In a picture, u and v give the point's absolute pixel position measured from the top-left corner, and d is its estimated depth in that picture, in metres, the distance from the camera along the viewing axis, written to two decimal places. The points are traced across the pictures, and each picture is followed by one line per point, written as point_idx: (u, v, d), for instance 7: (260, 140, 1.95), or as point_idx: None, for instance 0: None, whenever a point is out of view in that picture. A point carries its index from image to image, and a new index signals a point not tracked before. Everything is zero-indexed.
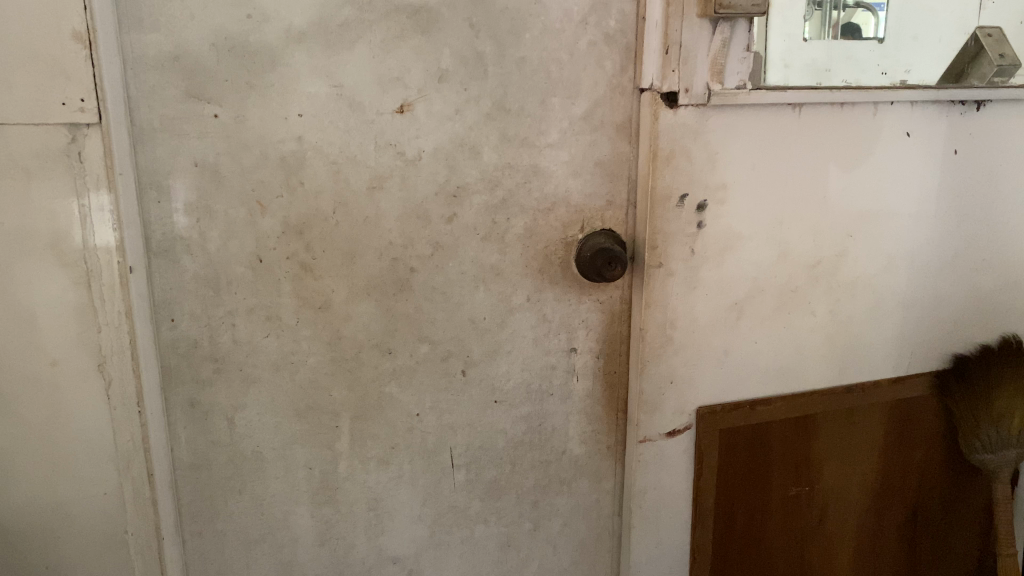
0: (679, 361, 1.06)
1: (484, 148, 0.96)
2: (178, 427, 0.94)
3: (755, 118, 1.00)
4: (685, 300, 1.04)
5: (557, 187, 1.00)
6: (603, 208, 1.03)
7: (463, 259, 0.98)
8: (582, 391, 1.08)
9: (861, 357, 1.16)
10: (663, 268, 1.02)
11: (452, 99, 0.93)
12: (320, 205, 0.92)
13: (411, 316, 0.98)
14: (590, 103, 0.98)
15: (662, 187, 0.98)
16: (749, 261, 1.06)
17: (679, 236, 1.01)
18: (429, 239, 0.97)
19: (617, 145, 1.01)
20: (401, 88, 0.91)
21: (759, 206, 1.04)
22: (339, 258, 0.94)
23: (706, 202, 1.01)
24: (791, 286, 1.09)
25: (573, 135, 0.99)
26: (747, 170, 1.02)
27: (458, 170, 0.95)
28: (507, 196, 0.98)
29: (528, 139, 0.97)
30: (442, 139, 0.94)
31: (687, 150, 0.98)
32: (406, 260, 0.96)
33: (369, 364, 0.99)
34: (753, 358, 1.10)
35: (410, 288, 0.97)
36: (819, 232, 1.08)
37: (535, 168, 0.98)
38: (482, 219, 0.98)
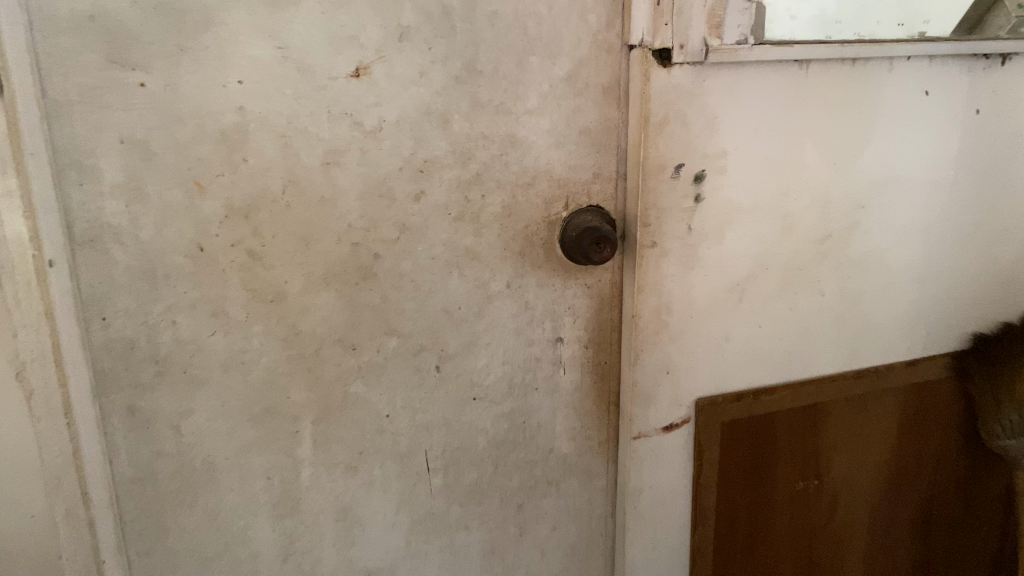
0: (676, 348, 0.96)
1: (455, 116, 0.85)
2: (117, 437, 0.84)
3: (758, 77, 0.89)
4: (681, 282, 0.94)
5: (537, 159, 0.89)
6: (590, 181, 0.92)
7: (433, 242, 0.88)
8: (570, 384, 0.98)
9: (874, 340, 1.05)
10: (658, 247, 0.91)
11: (416, 61, 0.82)
12: (268, 184, 0.81)
13: (376, 307, 0.88)
14: (574, 63, 0.87)
15: (655, 157, 0.88)
16: (752, 237, 0.95)
17: (675, 210, 0.91)
18: (395, 221, 0.86)
19: (604, 110, 0.90)
20: (357, 48, 0.80)
21: (763, 175, 0.93)
22: (293, 245, 0.83)
23: (705, 172, 0.90)
24: (798, 264, 0.98)
25: (554, 100, 0.87)
26: (750, 135, 0.91)
27: (425, 142, 0.84)
28: (482, 170, 0.87)
29: (504, 105, 0.86)
30: (406, 106, 0.83)
31: (682, 115, 0.87)
32: (370, 245, 0.86)
33: (330, 362, 0.88)
34: (756, 344, 1.00)
35: (376, 276, 0.87)
36: (829, 204, 0.97)
37: (512, 138, 0.87)
38: (455, 197, 0.87)
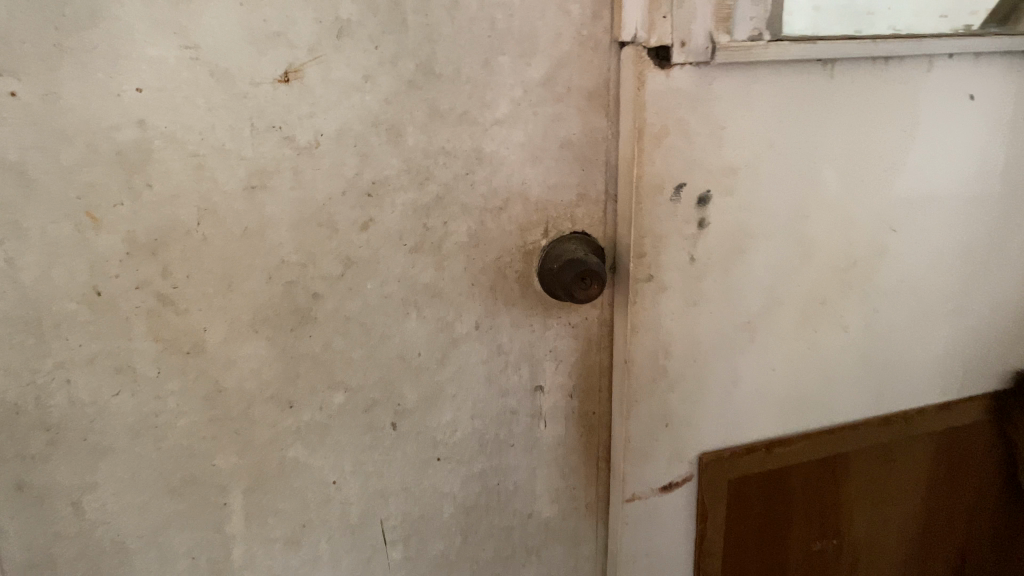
0: (676, 397, 0.82)
1: (408, 128, 0.70)
2: (4, 518, 0.69)
3: (773, 80, 0.74)
4: (683, 320, 0.79)
5: (510, 178, 0.74)
6: (574, 203, 0.77)
7: (385, 279, 0.73)
8: (552, 438, 0.84)
9: (904, 381, 0.91)
10: (654, 280, 0.77)
11: (359, 62, 0.67)
12: (179, 213, 0.67)
13: (317, 357, 0.73)
14: (554, 62, 0.72)
15: (651, 175, 0.74)
16: (766, 267, 0.81)
17: (674, 237, 0.76)
18: (338, 255, 0.71)
19: (591, 119, 0.74)
20: (285, 47, 0.65)
21: (779, 195, 0.78)
22: (213, 286, 0.69)
23: (710, 193, 0.76)
24: (818, 296, 0.84)
25: (529, 107, 0.72)
26: (764, 149, 0.76)
27: (372, 160, 0.70)
28: (443, 192, 0.72)
29: (468, 114, 0.71)
30: (348, 117, 0.68)
31: (684, 125, 0.73)
32: (309, 283, 0.71)
33: (263, 422, 0.74)
34: (769, 389, 0.86)
35: (316, 321, 0.72)
36: (855, 227, 0.83)
37: (480, 154, 0.72)
38: (411, 225, 0.72)
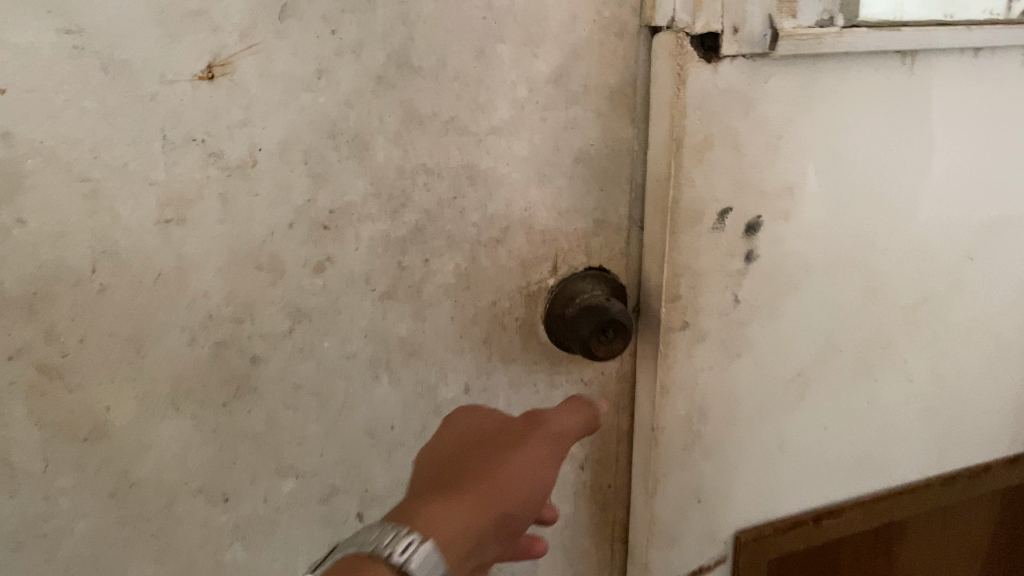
0: (711, 468, 0.66)
1: (376, 140, 0.53)
2: None
3: (844, 76, 0.58)
4: (722, 375, 0.64)
5: (509, 202, 0.57)
6: (590, 232, 0.60)
7: (348, 334, 0.56)
8: (558, 518, 0.68)
9: (972, 433, 0.77)
10: (690, 328, 0.61)
11: (311, 53, 0.50)
12: (66, 257, 0.49)
13: (259, 436, 0.57)
14: (567, 52, 0.54)
15: (690, 199, 0.57)
16: (822, 307, 0.65)
17: (716, 275, 0.60)
18: (285, 307, 0.54)
19: (614, 126, 0.57)
20: (207, 32, 0.48)
21: (840, 219, 0.63)
22: (115, 352, 0.52)
23: (761, 219, 0.60)
24: (881, 340, 0.69)
25: (537, 110, 0.55)
26: (826, 163, 0.60)
27: (330, 182, 0.53)
28: (422, 222, 0.55)
29: (457, 121, 0.54)
30: (295, 126, 0.51)
31: (732, 134, 0.57)
32: (245, 344, 0.54)
33: (190, 521, 0.57)
34: (821, 451, 0.70)
35: (256, 392, 0.56)
36: (928, 256, 0.67)
37: (471, 173, 0.55)
38: (381, 266, 0.55)
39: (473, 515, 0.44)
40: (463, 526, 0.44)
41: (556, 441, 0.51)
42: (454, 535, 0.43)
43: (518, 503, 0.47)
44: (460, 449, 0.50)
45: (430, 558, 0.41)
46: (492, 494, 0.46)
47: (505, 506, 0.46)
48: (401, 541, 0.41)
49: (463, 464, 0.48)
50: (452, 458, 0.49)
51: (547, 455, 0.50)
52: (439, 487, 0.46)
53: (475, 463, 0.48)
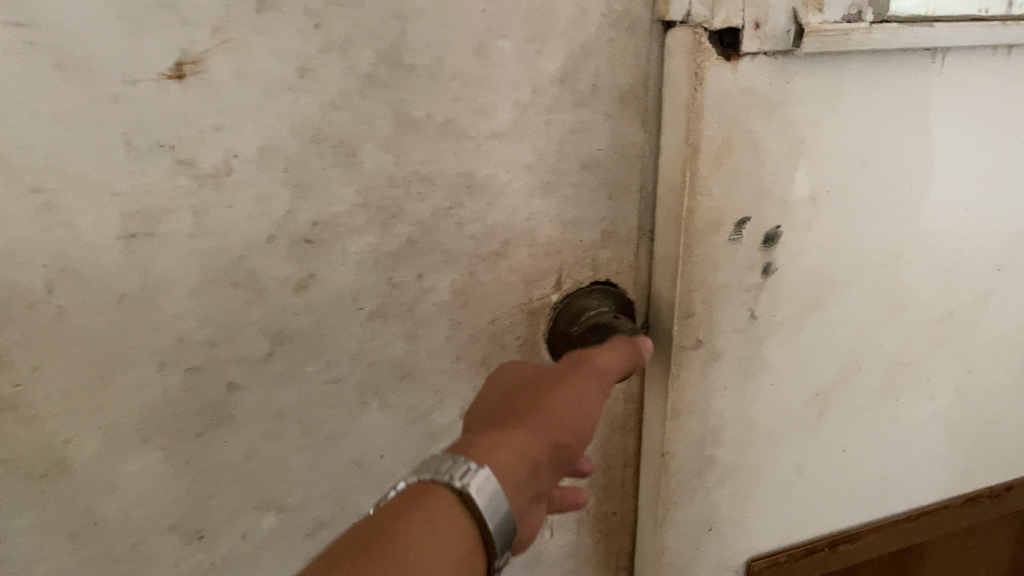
0: (724, 494, 0.62)
1: (365, 146, 0.48)
2: None
3: (873, 77, 0.54)
4: (737, 396, 0.60)
5: (510, 213, 0.52)
6: (596, 244, 0.56)
7: (335, 357, 0.51)
8: (561, 547, 0.64)
9: (994, 452, 0.73)
10: (704, 348, 0.57)
11: (292, 49, 0.45)
12: (18, 277, 0.44)
13: (238, 469, 0.52)
14: (574, 50, 0.50)
15: (707, 209, 0.53)
16: (843, 324, 0.61)
17: (733, 290, 0.56)
18: (264, 329, 0.49)
19: (623, 130, 0.53)
20: (176, 26, 0.42)
21: (865, 229, 0.59)
22: (76, 382, 0.47)
23: (781, 229, 0.56)
24: (904, 357, 0.65)
25: (540, 113, 0.51)
26: (852, 169, 0.56)
27: (314, 192, 0.48)
28: (415, 234, 0.51)
29: (454, 125, 0.49)
30: (275, 131, 0.46)
31: (753, 139, 0.52)
32: (221, 370, 0.49)
33: (162, 561, 0.53)
34: (839, 475, 0.67)
35: (233, 421, 0.51)
36: (954, 267, 0.63)
37: (470, 181, 0.51)
38: (371, 283, 0.51)
39: (530, 446, 0.39)
40: (523, 456, 0.39)
41: (606, 371, 0.45)
42: (515, 465, 0.38)
43: (577, 433, 0.42)
44: (513, 386, 0.45)
45: (492, 485, 0.36)
46: (550, 421, 0.41)
47: (565, 436, 0.41)
48: (462, 467, 0.36)
49: (516, 398, 0.43)
50: (504, 395, 0.44)
51: (599, 387, 0.44)
52: (492, 422, 0.41)
53: (527, 397, 0.43)
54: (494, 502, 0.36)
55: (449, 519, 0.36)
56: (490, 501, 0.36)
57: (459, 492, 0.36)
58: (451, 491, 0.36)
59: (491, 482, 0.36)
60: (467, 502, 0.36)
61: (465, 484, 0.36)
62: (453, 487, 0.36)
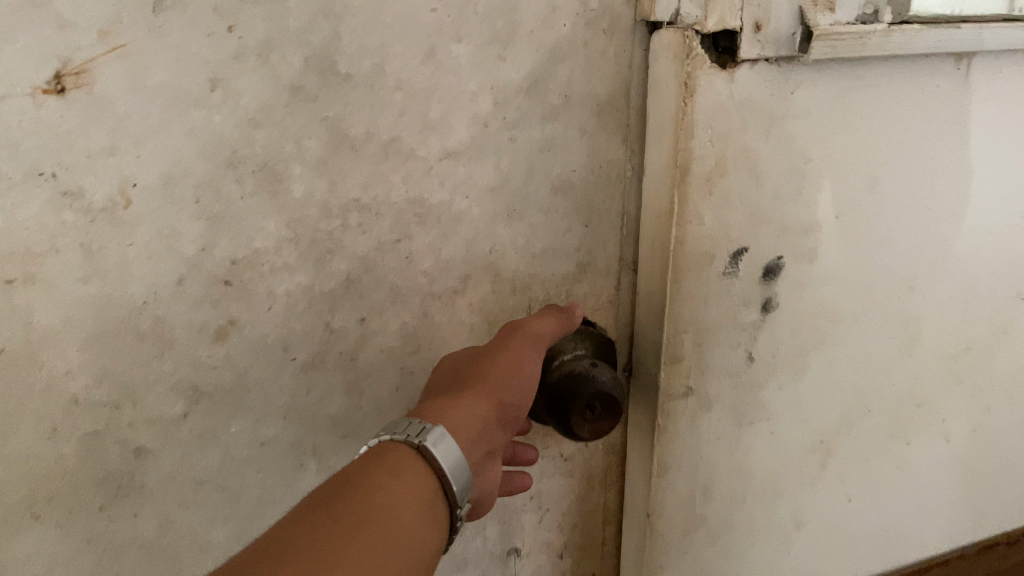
0: (715, 553, 0.55)
1: (293, 170, 0.40)
2: None
3: (890, 85, 0.46)
4: (731, 446, 0.52)
5: (469, 244, 0.45)
6: (572, 277, 0.48)
7: (262, 415, 0.44)
8: None
9: (1010, 494, 0.66)
10: (694, 394, 0.50)
11: (199, 56, 0.37)
12: None
13: (150, 545, 0.45)
14: (544, 54, 0.42)
15: (698, 240, 0.45)
16: (850, 363, 0.54)
17: (728, 330, 0.49)
18: (176, 385, 0.42)
19: (602, 146, 0.45)
20: (51, 28, 0.35)
21: (876, 258, 0.51)
22: None
23: (782, 260, 0.48)
24: (917, 397, 0.58)
25: (504, 128, 0.43)
26: (862, 192, 0.49)
27: (233, 224, 0.40)
28: (355, 272, 0.43)
29: (400, 142, 0.41)
30: (182, 153, 0.38)
31: (750, 157, 0.44)
32: (125, 434, 0.42)
33: None
34: (843, 526, 0.60)
35: (143, 492, 0.43)
36: (974, 295, 0.56)
37: (420, 209, 0.43)
38: (304, 329, 0.43)
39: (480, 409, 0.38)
40: (474, 419, 0.38)
41: (544, 339, 0.43)
42: (467, 426, 0.37)
43: (523, 396, 0.40)
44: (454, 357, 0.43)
45: (451, 440, 0.35)
46: (496, 384, 0.39)
47: (512, 397, 0.40)
48: (418, 425, 0.35)
49: (459, 367, 0.41)
50: (445, 368, 0.43)
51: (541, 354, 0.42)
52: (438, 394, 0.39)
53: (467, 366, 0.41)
54: (455, 458, 0.35)
55: (415, 473, 0.34)
56: (452, 455, 0.35)
57: (419, 449, 0.35)
58: (411, 450, 0.35)
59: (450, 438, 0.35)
60: (428, 458, 0.35)
61: (426, 441, 0.35)
62: (412, 445, 0.35)
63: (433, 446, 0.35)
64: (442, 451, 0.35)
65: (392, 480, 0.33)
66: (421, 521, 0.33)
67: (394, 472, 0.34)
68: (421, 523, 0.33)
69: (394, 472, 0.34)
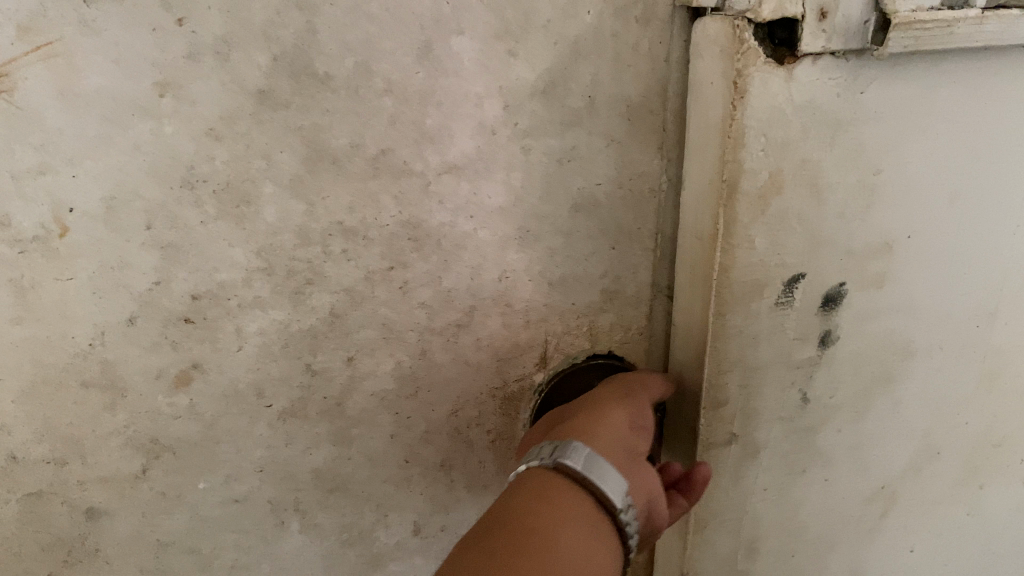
0: None
1: (263, 190, 0.34)
2: None
3: (982, 82, 0.37)
4: (781, 500, 0.45)
5: (476, 272, 0.38)
6: (597, 307, 0.41)
7: (235, 471, 0.39)
8: None
9: None
10: (740, 443, 0.43)
11: (142, 55, 0.31)
12: None
13: None
14: (563, 50, 0.35)
15: (746, 271, 0.38)
16: (917, 404, 0.46)
17: (782, 372, 0.41)
18: (132, 440, 0.37)
19: (633, 156, 0.38)
20: None
21: (951, 284, 0.43)
22: None
23: (845, 287, 0.40)
24: (992, 439, 0.49)
25: (515, 138, 0.36)
26: (938, 208, 0.40)
27: (192, 256, 0.34)
28: (340, 307, 0.37)
29: (392, 156, 0.35)
30: (126, 175, 0.32)
31: (810, 171, 0.36)
32: (74, 495, 0.37)
33: None
34: None
35: (98, 557, 0.39)
36: None
37: (417, 234, 0.36)
38: (281, 372, 0.37)
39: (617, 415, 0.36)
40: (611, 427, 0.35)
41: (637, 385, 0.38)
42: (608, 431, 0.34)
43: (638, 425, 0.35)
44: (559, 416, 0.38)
45: (589, 450, 0.32)
46: (613, 416, 0.35)
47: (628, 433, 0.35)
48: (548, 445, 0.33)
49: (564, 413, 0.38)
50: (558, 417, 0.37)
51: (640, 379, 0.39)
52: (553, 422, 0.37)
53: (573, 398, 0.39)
54: (600, 464, 0.32)
55: (564, 500, 0.31)
56: (598, 466, 0.32)
57: (558, 467, 0.32)
58: (549, 470, 0.32)
59: (587, 447, 0.32)
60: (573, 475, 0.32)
61: (561, 457, 0.32)
62: (548, 465, 0.32)
63: (574, 463, 0.32)
64: (580, 460, 0.32)
65: (545, 514, 0.30)
66: (591, 541, 0.30)
67: (542, 509, 0.30)
68: (586, 538, 0.30)
69: (544, 503, 0.30)
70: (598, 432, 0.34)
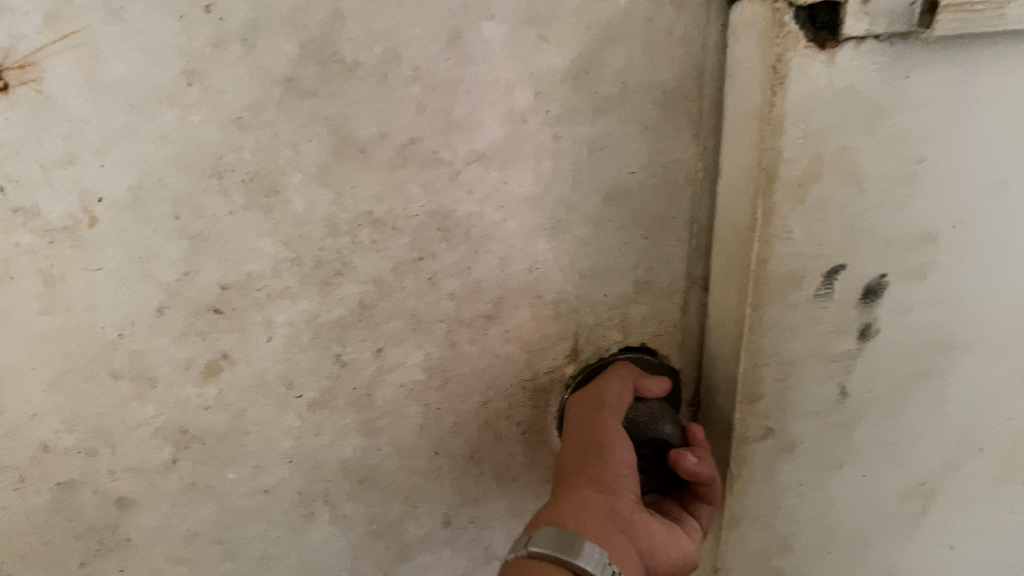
0: None
1: (290, 179, 0.33)
2: None
3: None
4: (814, 495, 0.44)
5: (504, 263, 0.38)
6: (629, 299, 0.40)
7: (263, 461, 0.39)
8: None
9: None
10: (775, 437, 0.42)
11: (166, 43, 0.30)
12: None
13: None
14: (596, 35, 0.34)
15: (784, 262, 0.36)
16: (959, 400, 0.43)
17: (820, 366, 0.40)
18: (161, 430, 0.37)
19: (667, 144, 0.37)
20: None
21: (1001, 275, 0.40)
22: None
23: (886, 279, 0.38)
24: None
25: (545, 125, 0.35)
26: (988, 198, 0.37)
27: (219, 246, 0.34)
28: (368, 298, 0.36)
29: (419, 144, 0.34)
30: (153, 164, 0.32)
31: (851, 159, 0.35)
32: (104, 485, 0.37)
33: None
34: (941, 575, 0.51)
35: (128, 546, 0.39)
36: None
37: (445, 223, 0.36)
38: (309, 363, 0.37)
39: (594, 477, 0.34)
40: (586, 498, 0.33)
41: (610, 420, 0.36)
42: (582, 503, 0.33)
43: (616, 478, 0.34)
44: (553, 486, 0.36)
45: (558, 533, 0.31)
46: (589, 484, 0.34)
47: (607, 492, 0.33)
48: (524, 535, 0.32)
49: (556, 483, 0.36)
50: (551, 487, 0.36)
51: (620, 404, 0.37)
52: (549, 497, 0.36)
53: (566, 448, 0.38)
54: (570, 542, 0.31)
55: None
56: (567, 544, 0.31)
57: (533, 554, 0.31)
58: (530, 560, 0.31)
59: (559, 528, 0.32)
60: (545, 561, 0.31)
61: (531, 545, 0.31)
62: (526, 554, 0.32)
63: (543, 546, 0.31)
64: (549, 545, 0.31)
65: None
66: None
67: None
68: None
69: None
70: (571, 511, 0.33)
